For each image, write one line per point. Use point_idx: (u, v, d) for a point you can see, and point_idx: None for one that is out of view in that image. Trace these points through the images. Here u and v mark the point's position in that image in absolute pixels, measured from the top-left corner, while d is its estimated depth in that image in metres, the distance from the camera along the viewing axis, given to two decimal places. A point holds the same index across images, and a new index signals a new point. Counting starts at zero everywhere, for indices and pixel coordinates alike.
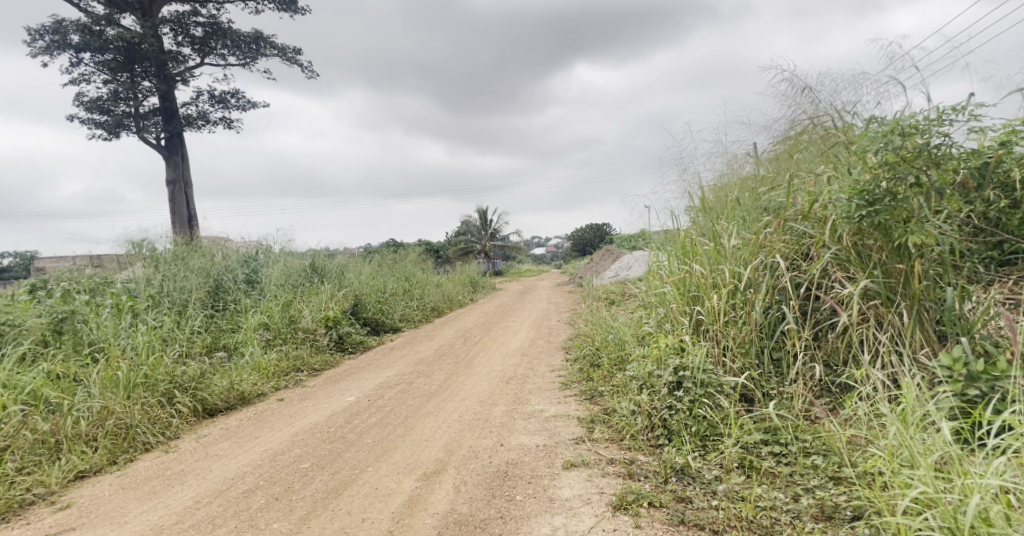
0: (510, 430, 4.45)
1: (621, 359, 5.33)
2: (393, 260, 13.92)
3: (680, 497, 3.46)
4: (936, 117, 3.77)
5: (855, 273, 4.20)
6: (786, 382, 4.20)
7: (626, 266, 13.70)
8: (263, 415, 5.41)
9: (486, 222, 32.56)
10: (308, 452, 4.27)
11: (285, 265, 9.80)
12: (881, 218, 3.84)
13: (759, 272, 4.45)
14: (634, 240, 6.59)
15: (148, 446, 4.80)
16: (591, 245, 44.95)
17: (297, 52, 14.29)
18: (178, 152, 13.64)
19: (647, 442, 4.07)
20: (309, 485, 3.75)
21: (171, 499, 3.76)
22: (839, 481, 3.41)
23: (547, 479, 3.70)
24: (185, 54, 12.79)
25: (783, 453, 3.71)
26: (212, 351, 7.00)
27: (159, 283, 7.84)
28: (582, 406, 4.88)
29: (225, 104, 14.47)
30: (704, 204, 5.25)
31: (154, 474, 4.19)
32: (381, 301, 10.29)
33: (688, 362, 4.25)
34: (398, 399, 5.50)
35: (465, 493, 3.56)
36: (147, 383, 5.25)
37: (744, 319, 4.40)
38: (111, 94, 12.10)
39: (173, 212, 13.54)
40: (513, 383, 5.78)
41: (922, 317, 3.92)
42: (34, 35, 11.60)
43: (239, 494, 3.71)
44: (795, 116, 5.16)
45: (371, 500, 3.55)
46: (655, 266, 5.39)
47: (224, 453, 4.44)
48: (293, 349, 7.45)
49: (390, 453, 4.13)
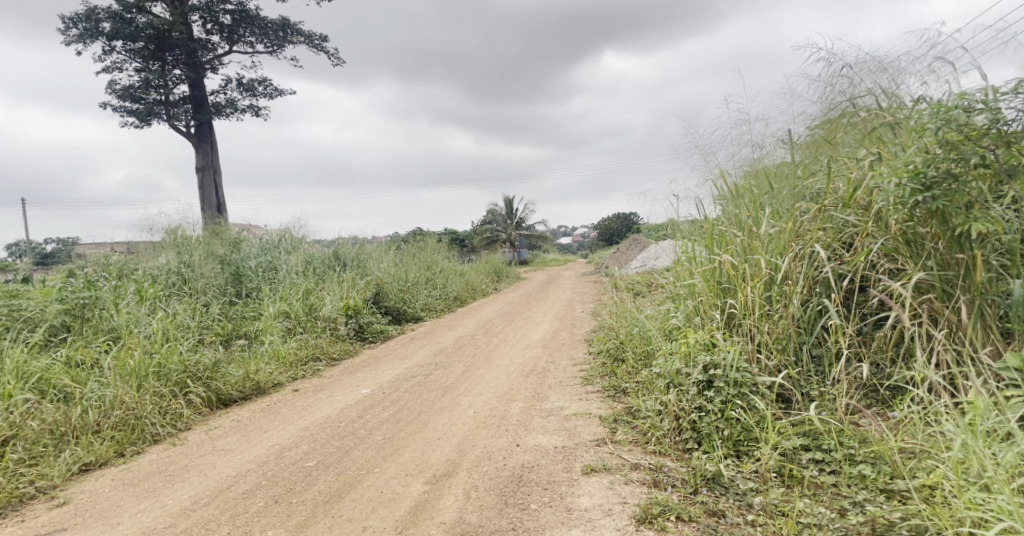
0: (527, 429, 4.20)
1: (646, 354, 5.05)
2: (417, 248, 13.72)
3: (711, 511, 3.20)
4: (1009, 88, 3.39)
5: (905, 265, 3.91)
6: (828, 381, 3.91)
7: (652, 255, 13.41)
8: (276, 407, 5.23)
9: (512, 211, 32.18)
10: (316, 449, 4.07)
11: (308, 254, 9.69)
12: (939, 204, 3.53)
13: (797, 263, 4.13)
14: (661, 229, 6.27)
15: (157, 438, 4.63)
16: (619, 234, 44.41)
17: (324, 39, 14.16)
18: (208, 140, 13.62)
19: (675, 446, 3.79)
20: (312, 486, 3.56)
21: (169, 498, 3.59)
22: (891, 496, 3.16)
23: (565, 486, 3.44)
24: (213, 42, 12.71)
25: (825, 460, 3.45)
26: (231, 339, 6.89)
27: (182, 270, 7.74)
28: (605, 403, 4.62)
29: (253, 92, 14.41)
30: (737, 189, 4.90)
31: (156, 469, 4.02)
32: (403, 290, 10.09)
33: (719, 360, 3.95)
34: (413, 393, 5.29)
35: (476, 501, 3.32)
36: (160, 373, 5.08)
37: (780, 313, 4.09)
38: (141, 81, 12.05)
39: (203, 199, 13.56)
40: (533, 377, 5.53)
41: (985, 312, 3.62)
42: (67, 23, 11.62)
43: (238, 495, 3.53)
44: (837, 93, 4.75)
45: (375, 505, 3.33)
46: (683, 255, 5.08)
47: (231, 448, 4.26)
48: (314, 338, 7.29)
49: (400, 452, 3.92)
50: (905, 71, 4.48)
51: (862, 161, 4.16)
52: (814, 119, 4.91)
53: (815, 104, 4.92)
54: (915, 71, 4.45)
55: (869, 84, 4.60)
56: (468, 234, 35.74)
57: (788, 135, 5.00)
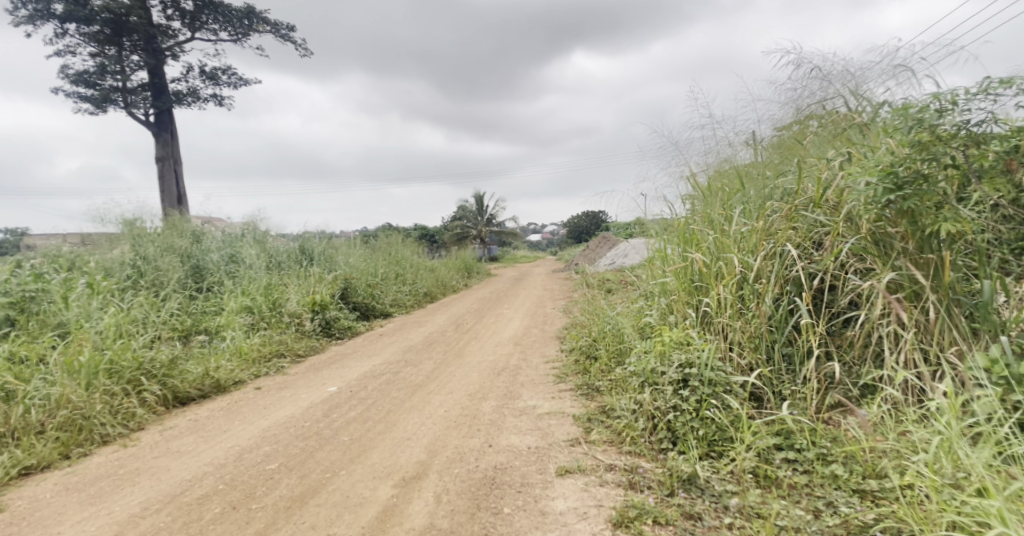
0: (500, 429, 4.08)
1: (620, 352, 4.97)
2: (386, 243, 13.48)
3: (688, 513, 3.12)
4: (981, 89, 3.38)
5: (874, 264, 3.89)
6: (799, 380, 3.88)
7: (622, 253, 13.42)
8: (236, 406, 5.01)
9: (483, 206, 31.98)
10: (277, 451, 3.89)
11: (273, 248, 9.42)
12: (910, 204, 3.48)
13: (769, 261, 4.08)
14: (632, 227, 6.21)
15: (106, 439, 4.37)
16: (588, 231, 44.59)
17: (290, 28, 13.82)
18: (168, 129, 13.16)
19: (650, 446, 3.71)
20: (273, 491, 3.38)
21: (117, 504, 3.38)
22: (863, 496, 3.14)
23: (539, 489, 3.34)
24: (174, 28, 12.28)
25: (799, 459, 3.41)
26: (191, 335, 6.62)
27: (138, 263, 7.42)
28: (578, 402, 4.53)
29: (216, 81, 13.97)
30: (710, 188, 4.85)
31: (105, 472, 3.79)
32: (371, 286, 9.88)
33: (694, 359, 3.88)
34: (381, 391, 5.13)
35: (446, 505, 3.20)
36: (111, 370, 4.81)
37: (753, 312, 4.04)
38: (97, 67, 11.56)
39: (162, 190, 13.11)
40: (505, 375, 5.42)
41: (952, 312, 3.61)
42: (17, 3, 11.06)
43: (193, 501, 3.33)
44: (805, 93, 4.72)
45: (340, 511, 3.18)
46: (657, 254, 5.02)
47: (187, 449, 4.04)
48: (277, 334, 7.04)
49: (368, 453, 3.76)
50: (871, 73, 4.47)
51: (833, 160, 4.13)
52: (783, 118, 4.88)
53: (783, 104, 4.90)
54: (881, 74, 4.45)
55: (837, 85, 4.58)
56: (437, 230, 35.45)
57: (758, 134, 4.97)
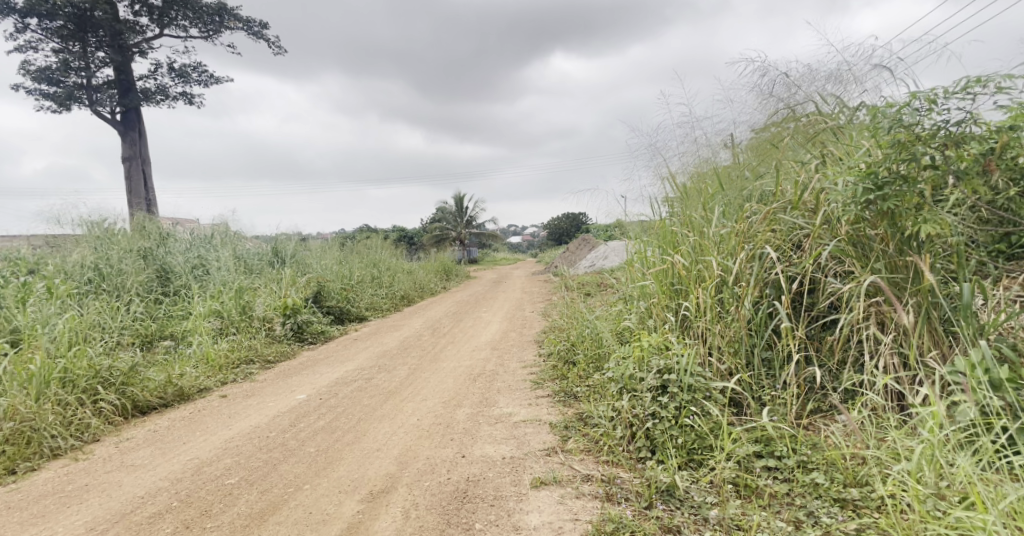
0: (473, 438, 3.94)
1: (598, 357, 4.86)
2: (364, 245, 13.26)
3: (666, 527, 3.01)
4: (958, 89, 3.32)
5: (854, 267, 3.82)
6: (779, 385, 3.80)
7: (601, 256, 13.35)
8: (199, 416, 4.80)
9: (462, 208, 31.78)
10: (239, 463, 3.70)
11: (244, 251, 9.19)
12: (889, 205, 3.41)
13: (749, 264, 3.99)
14: (611, 229, 6.11)
15: (57, 452, 4.14)
16: (568, 234, 44.61)
17: (264, 26, 13.58)
18: (136, 128, 12.83)
19: (628, 455, 3.60)
20: (230, 508, 3.20)
21: (63, 524, 3.19)
22: (844, 505, 3.05)
23: (513, 502, 3.20)
24: (142, 25, 11.97)
25: (779, 467, 3.32)
26: (155, 340, 6.38)
27: (100, 266, 7.15)
28: (555, 409, 4.40)
29: (186, 79, 13.66)
30: (690, 189, 4.76)
31: (53, 489, 3.58)
32: (346, 289, 9.68)
33: (673, 365, 3.78)
34: (352, 398, 4.96)
35: (415, 521, 3.05)
36: (65, 379, 4.58)
37: (732, 316, 3.95)
38: (60, 64, 11.21)
39: (130, 191, 12.76)
40: (481, 380, 5.28)
41: (931, 316, 3.54)
42: None
43: (143, 520, 3.15)
44: (782, 94, 4.66)
45: (302, 529, 3.02)
46: (636, 256, 4.92)
47: (143, 463, 3.84)
48: (247, 339, 6.82)
49: (334, 466, 3.60)
50: (847, 75, 4.41)
51: (811, 162, 4.06)
52: (760, 120, 4.81)
53: (760, 105, 4.83)
54: (857, 76, 4.40)
55: (813, 87, 4.52)
56: (417, 232, 35.18)
57: (736, 136, 4.90)
